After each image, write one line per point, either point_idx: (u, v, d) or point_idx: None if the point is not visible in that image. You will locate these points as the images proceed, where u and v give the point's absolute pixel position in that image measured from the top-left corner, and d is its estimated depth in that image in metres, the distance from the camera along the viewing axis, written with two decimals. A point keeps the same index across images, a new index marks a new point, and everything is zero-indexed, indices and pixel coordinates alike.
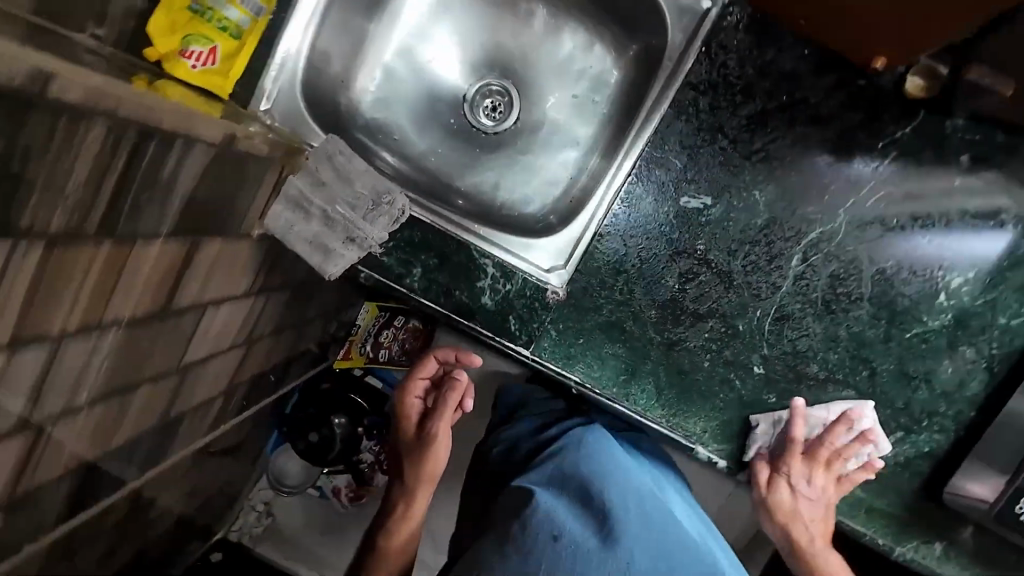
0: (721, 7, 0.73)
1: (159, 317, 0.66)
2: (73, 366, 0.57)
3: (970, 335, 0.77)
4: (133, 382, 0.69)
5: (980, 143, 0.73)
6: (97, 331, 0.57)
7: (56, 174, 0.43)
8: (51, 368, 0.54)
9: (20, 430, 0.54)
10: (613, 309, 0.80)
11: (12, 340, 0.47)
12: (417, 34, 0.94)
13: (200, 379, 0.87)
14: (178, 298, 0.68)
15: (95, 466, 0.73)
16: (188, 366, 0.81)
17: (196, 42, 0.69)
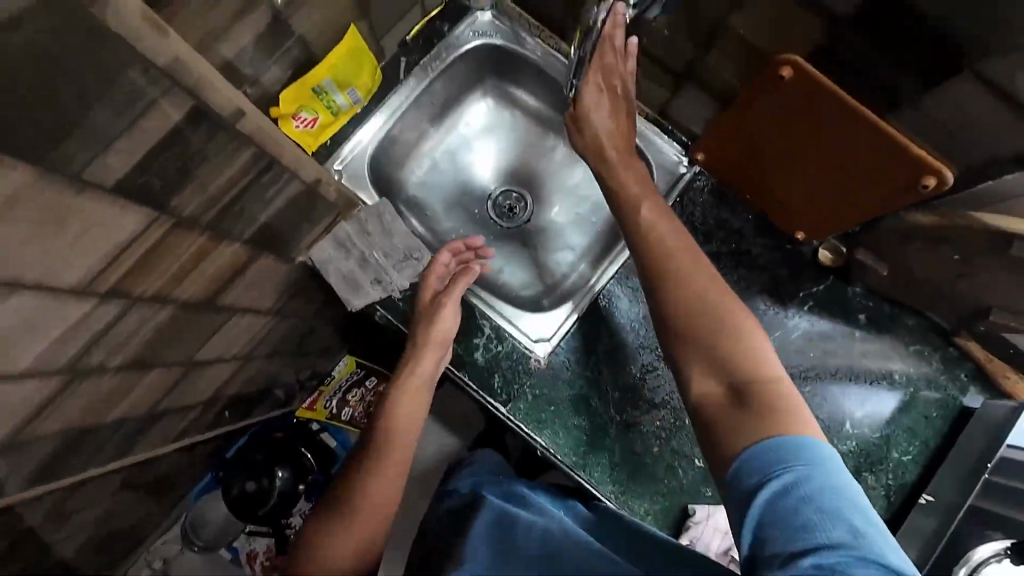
0: (693, 173, 0.99)
1: (202, 306, 0.76)
2: (127, 329, 0.66)
3: (871, 463, 0.92)
4: (153, 361, 0.76)
5: (872, 308, 0.97)
6: (159, 304, 0.67)
7: (209, 176, 0.58)
8: (114, 324, 0.63)
9: (63, 372, 0.61)
10: (583, 384, 0.93)
11: (110, 289, 0.58)
12: (464, 143, 1.18)
13: (196, 380, 0.93)
14: (222, 295, 0.79)
15: (80, 437, 0.76)
16: (195, 362, 0.87)
17: (306, 111, 0.89)
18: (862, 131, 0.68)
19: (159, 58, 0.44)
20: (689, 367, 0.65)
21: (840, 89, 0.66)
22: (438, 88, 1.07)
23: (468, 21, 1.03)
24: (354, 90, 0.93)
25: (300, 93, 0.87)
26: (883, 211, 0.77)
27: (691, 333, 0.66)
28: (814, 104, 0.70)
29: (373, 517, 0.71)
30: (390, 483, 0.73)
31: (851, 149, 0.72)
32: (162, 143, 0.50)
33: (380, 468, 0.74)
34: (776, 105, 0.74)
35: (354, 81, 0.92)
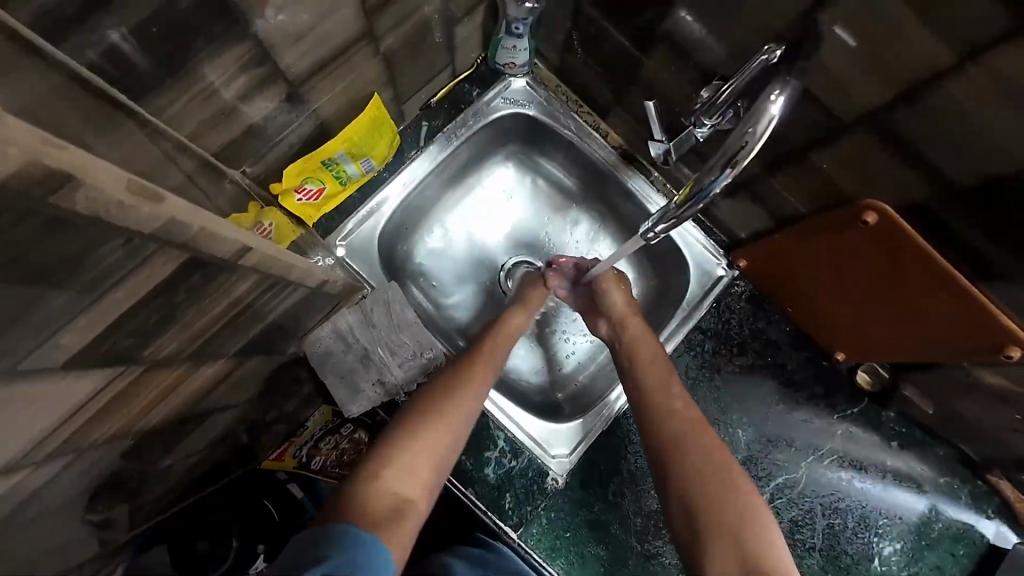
0: (732, 277, 0.92)
1: (173, 426, 0.63)
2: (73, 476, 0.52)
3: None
4: (104, 490, 0.63)
5: (905, 433, 0.92)
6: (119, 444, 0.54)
7: (197, 315, 0.46)
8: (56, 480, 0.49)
9: None
10: (603, 508, 0.84)
11: (54, 454, 0.45)
12: (479, 205, 1.04)
13: (157, 485, 0.79)
14: (197, 407, 0.66)
15: None
16: (157, 472, 0.73)
17: (312, 183, 0.77)
18: (943, 290, 0.62)
19: (147, 227, 0.32)
20: (708, 555, 0.64)
21: (927, 244, 0.60)
22: (459, 153, 0.96)
23: (499, 87, 0.94)
24: (369, 160, 0.82)
25: (307, 167, 0.74)
26: (943, 361, 0.72)
27: (711, 516, 0.66)
28: (894, 252, 0.63)
29: (406, 523, 0.60)
30: (428, 453, 0.66)
31: (923, 302, 0.66)
32: (142, 303, 0.38)
33: (405, 462, 0.64)
34: (847, 243, 0.68)
35: (370, 150, 0.81)
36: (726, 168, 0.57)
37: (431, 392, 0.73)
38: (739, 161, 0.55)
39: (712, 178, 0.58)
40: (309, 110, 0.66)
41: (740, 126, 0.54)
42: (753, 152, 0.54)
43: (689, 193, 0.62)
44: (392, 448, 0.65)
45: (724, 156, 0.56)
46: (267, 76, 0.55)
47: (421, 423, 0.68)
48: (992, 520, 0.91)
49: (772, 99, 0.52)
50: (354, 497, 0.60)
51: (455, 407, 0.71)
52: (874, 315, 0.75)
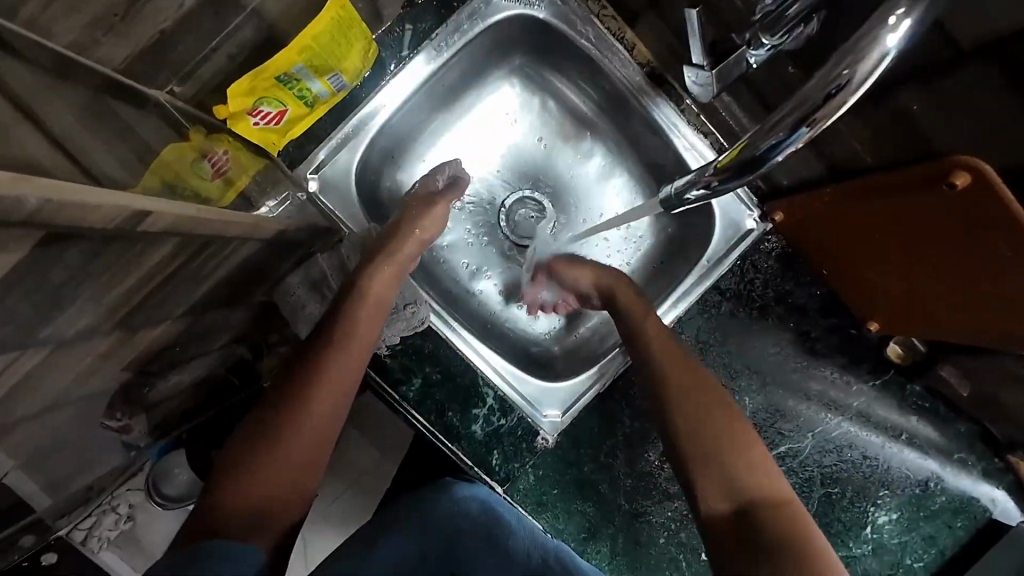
0: (763, 231, 0.80)
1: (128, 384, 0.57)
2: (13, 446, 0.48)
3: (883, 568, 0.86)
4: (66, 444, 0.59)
5: (927, 408, 0.85)
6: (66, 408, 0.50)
7: (105, 287, 0.38)
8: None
9: None
10: (592, 467, 0.81)
11: None
12: (477, 130, 0.89)
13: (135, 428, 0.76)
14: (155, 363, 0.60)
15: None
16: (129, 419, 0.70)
17: (268, 104, 0.63)
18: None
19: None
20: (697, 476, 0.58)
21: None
22: (452, 65, 0.79)
23: None
24: (339, 75, 0.67)
25: (259, 85, 0.60)
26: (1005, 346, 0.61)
27: (700, 445, 0.60)
28: (983, 217, 0.50)
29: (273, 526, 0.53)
30: (303, 446, 0.56)
31: (1005, 280, 0.53)
32: (8, 281, 0.30)
33: (280, 458, 0.55)
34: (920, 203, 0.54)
35: (339, 63, 0.66)
36: (804, 126, 0.43)
37: (305, 367, 0.60)
38: (822, 119, 0.42)
39: (781, 139, 0.44)
40: None
41: (834, 62, 0.41)
42: (843, 107, 0.42)
43: (741, 157, 0.48)
44: (258, 441, 0.55)
45: (803, 107, 0.43)
46: None
47: (293, 409, 0.57)
48: (1000, 495, 0.87)
49: (889, 25, 0.39)
50: (216, 502, 0.52)
51: (315, 382, 0.59)
52: (931, 289, 0.63)
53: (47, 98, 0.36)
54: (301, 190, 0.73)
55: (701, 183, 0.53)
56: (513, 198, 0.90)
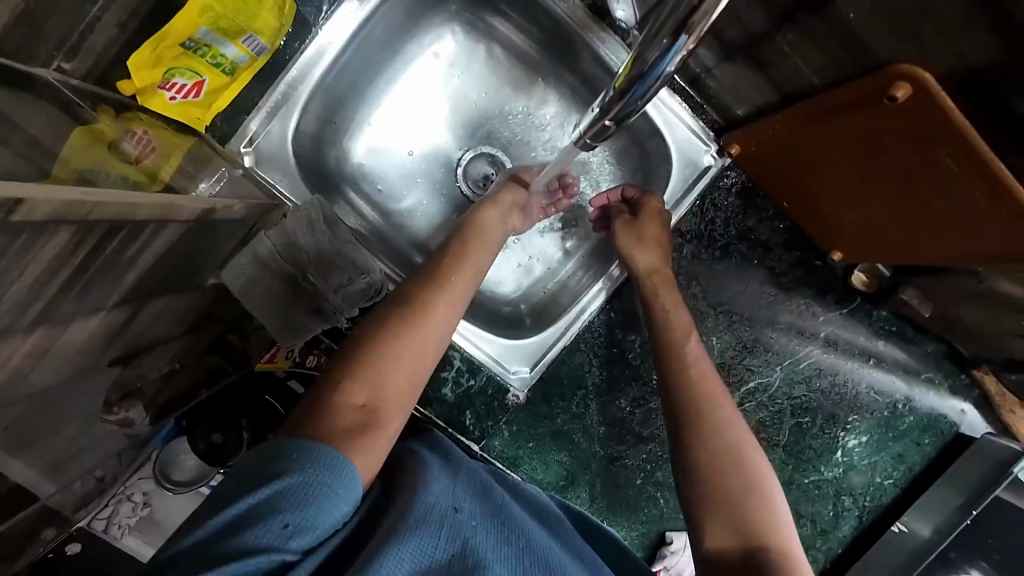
0: (721, 167, 0.77)
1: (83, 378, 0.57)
2: None
3: (853, 488, 0.90)
4: None
5: (894, 332, 0.86)
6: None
7: (2, 282, 0.37)
8: None
9: None
10: (566, 419, 0.82)
11: None
12: (421, 85, 0.84)
13: None
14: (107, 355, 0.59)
15: None
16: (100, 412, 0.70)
17: (180, 75, 0.59)
18: (978, 182, 0.48)
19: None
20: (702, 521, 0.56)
21: (965, 120, 0.45)
22: (382, 16, 0.74)
23: None
24: (254, 36, 0.62)
25: (165, 54, 0.58)
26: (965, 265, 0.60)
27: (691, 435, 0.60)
28: (922, 132, 0.48)
29: (373, 443, 0.50)
30: (407, 374, 0.55)
31: (956, 197, 0.51)
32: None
33: (384, 384, 0.53)
34: (866, 120, 0.52)
35: (250, 21, 0.61)
36: (681, 36, 0.41)
37: (415, 301, 0.59)
38: (698, 24, 0.40)
39: (662, 51, 0.42)
40: None
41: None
42: (717, 9, 0.39)
43: (630, 75, 0.45)
44: (362, 363, 0.54)
45: (678, 14, 0.40)
46: None
47: (399, 337, 0.56)
48: (967, 411, 0.89)
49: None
50: (316, 412, 0.50)
51: (428, 317, 0.58)
52: (889, 213, 0.61)
53: None
54: (237, 166, 0.70)
55: (598, 118, 0.50)
56: (467, 154, 0.86)
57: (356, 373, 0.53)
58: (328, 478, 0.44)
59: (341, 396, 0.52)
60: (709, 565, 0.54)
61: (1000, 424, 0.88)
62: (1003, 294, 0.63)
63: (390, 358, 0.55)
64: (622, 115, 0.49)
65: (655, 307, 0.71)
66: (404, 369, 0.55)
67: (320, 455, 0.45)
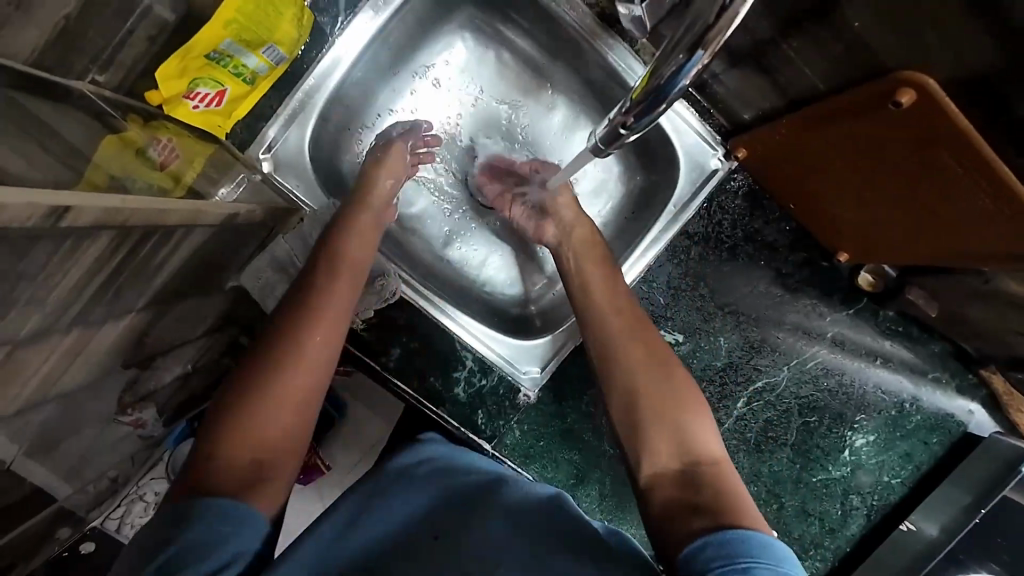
0: (728, 170, 0.79)
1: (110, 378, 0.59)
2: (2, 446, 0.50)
3: (862, 486, 0.91)
4: None
5: (900, 331, 0.86)
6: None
7: (46, 285, 0.39)
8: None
9: None
10: (575, 418, 0.84)
11: None
12: (433, 92, 0.86)
13: None
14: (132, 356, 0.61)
15: None
16: None
17: (204, 85, 0.61)
18: (982, 186, 0.49)
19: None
20: (644, 441, 0.59)
21: (970, 125, 0.47)
22: (396, 25, 0.76)
23: None
24: (274, 47, 0.64)
25: (191, 65, 0.60)
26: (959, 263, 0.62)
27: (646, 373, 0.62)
28: (930, 137, 0.49)
29: (270, 484, 0.51)
30: (296, 409, 0.54)
31: (958, 199, 0.53)
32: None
33: (266, 426, 0.52)
34: (874, 126, 0.53)
35: (271, 34, 0.63)
36: (697, 51, 0.42)
37: (287, 331, 0.58)
38: (715, 38, 0.41)
39: (680, 64, 0.43)
40: None
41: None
42: (734, 23, 0.40)
43: (648, 86, 0.46)
44: (238, 408, 0.53)
45: (697, 28, 0.41)
46: None
47: (276, 374, 0.54)
48: (975, 409, 0.90)
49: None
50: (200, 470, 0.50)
51: (299, 347, 0.56)
52: (894, 214, 0.62)
53: None
54: (256, 172, 0.72)
55: (614, 125, 0.52)
56: (478, 159, 0.88)
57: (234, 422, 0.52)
58: (224, 521, 0.45)
59: (217, 447, 0.51)
60: (653, 486, 0.56)
61: (1008, 423, 0.89)
62: (1008, 293, 0.64)
63: (269, 399, 0.53)
64: (637, 123, 0.50)
65: (591, 308, 0.70)
66: (284, 404, 0.54)
67: (213, 507, 0.46)
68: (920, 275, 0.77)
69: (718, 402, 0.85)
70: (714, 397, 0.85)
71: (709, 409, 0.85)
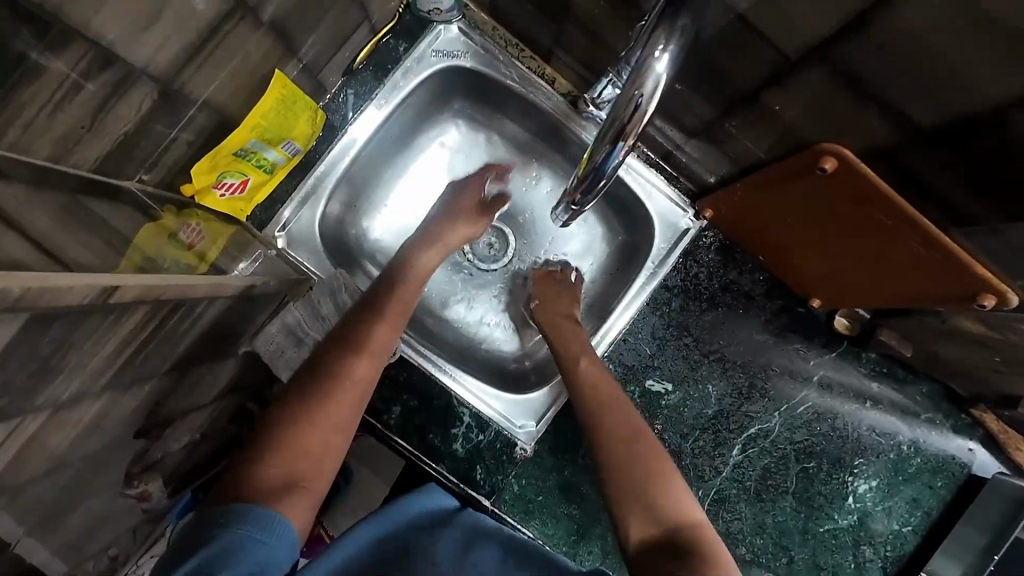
0: (699, 229, 0.86)
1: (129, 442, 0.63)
2: None
3: (873, 535, 0.88)
4: None
5: (886, 373, 0.89)
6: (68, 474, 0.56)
7: (90, 353, 0.46)
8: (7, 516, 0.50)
9: None
10: (573, 471, 0.85)
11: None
12: (430, 171, 0.96)
13: None
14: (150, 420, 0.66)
15: None
16: None
17: (231, 176, 0.71)
18: (912, 234, 0.55)
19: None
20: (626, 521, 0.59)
21: (891, 187, 0.54)
22: (396, 118, 0.87)
23: (429, 36, 0.84)
24: (291, 142, 0.76)
25: (220, 162, 0.68)
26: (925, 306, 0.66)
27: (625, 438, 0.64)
28: (854, 195, 0.57)
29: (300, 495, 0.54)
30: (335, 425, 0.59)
31: (896, 247, 0.59)
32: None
33: (311, 440, 0.57)
34: (807, 188, 0.61)
35: (290, 133, 0.75)
36: (619, 141, 0.51)
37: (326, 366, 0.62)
38: (631, 132, 0.50)
39: (607, 152, 0.52)
40: (198, 101, 0.61)
41: (626, 86, 0.48)
42: (645, 119, 0.49)
43: (587, 168, 0.55)
44: (290, 424, 0.57)
45: (616, 125, 0.50)
46: (127, 75, 0.51)
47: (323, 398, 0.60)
48: (975, 449, 0.90)
49: (655, 56, 0.46)
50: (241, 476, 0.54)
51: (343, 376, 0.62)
52: (852, 262, 0.68)
53: (28, 205, 0.44)
54: (271, 248, 0.81)
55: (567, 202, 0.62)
56: None
57: (283, 428, 0.57)
58: (259, 531, 0.49)
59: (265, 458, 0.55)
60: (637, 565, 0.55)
61: (1011, 464, 0.88)
62: (969, 333, 0.67)
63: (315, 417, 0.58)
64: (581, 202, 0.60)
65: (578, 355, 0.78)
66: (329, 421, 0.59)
67: (251, 514, 0.49)
68: (890, 319, 0.81)
69: (713, 450, 0.86)
70: (708, 444, 0.86)
71: (705, 457, 0.86)
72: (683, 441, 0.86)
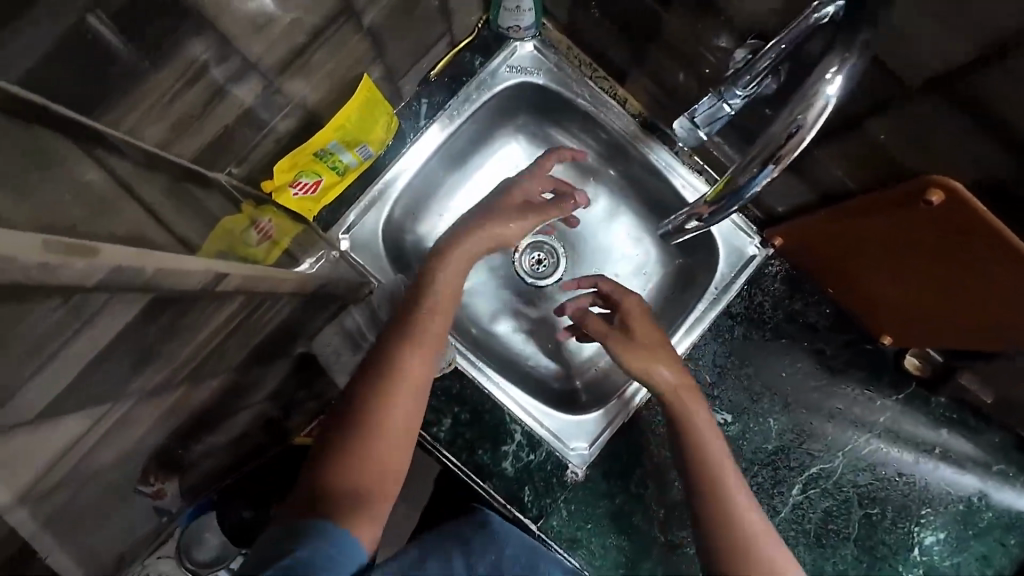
0: (765, 257, 0.84)
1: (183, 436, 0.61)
2: None
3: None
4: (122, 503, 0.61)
5: (956, 419, 0.85)
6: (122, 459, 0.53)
7: (182, 342, 0.45)
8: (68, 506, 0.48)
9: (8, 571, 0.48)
10: (625, 499, 0.81)
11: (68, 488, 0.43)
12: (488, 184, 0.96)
13: None
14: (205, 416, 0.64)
15: None
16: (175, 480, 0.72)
17: (307, 176, 0.71)
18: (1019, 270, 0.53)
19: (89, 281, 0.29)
20: None
21: (1000, 221, 0.52)
22: (464, 130, 0.88)
23: (504, 53, 0.85)
24: (366, 145, 0.76)
25: (299, 160, 0.69)
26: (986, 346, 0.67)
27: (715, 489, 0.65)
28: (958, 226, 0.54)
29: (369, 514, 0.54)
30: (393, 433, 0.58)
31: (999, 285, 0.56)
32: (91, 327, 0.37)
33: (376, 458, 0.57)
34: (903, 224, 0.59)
35: (367, 136, 0.75)
36: (768, 164, 0.52)
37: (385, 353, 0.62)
38: (784, 157, 0.51)
39: (753, 175, 0.54)
40: (292, 99, 0.61)
41: (789, 108, 0.49)
42: (801, 144, 0.50)
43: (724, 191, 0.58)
44: (353, 436, 0.57)
45: (768, 148, 0.51)
46: (242, 68, 0.52)
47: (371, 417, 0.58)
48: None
49: (828, 78, 0.47)
50: (311, 487, 0.55)
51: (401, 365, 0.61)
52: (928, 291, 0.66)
53: (140, 189, 0.44)
54: (334, 249, 0.81)
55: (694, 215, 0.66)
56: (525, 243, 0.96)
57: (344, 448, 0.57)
58: (333, 546, 0.48)
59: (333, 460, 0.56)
60: None
61: None
62: None
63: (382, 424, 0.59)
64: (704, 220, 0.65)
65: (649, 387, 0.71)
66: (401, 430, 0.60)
67: (323, 528, 0.49)
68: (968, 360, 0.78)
69: (773, 487, 0.82)
70: (768, 481, 0.83)
71: (764, 494, 0.82)
72: (741, 475, 0.82)
